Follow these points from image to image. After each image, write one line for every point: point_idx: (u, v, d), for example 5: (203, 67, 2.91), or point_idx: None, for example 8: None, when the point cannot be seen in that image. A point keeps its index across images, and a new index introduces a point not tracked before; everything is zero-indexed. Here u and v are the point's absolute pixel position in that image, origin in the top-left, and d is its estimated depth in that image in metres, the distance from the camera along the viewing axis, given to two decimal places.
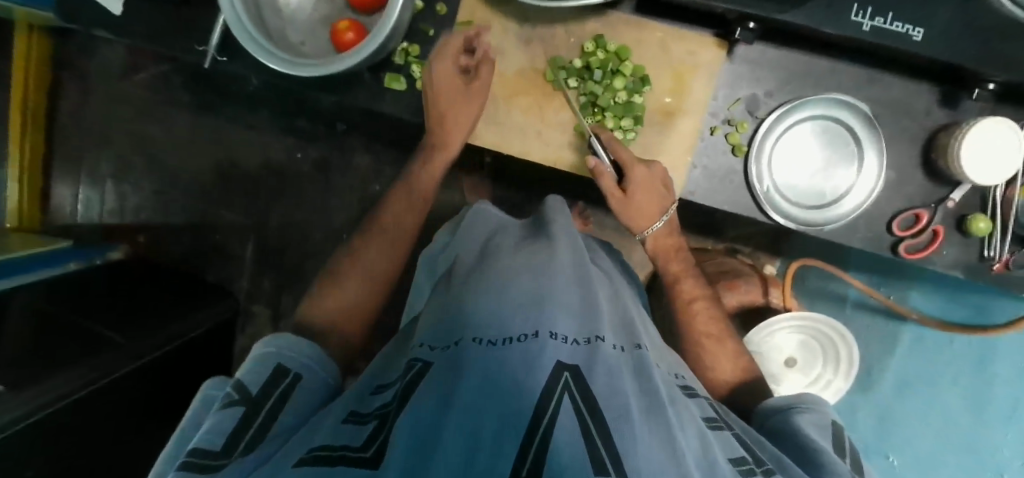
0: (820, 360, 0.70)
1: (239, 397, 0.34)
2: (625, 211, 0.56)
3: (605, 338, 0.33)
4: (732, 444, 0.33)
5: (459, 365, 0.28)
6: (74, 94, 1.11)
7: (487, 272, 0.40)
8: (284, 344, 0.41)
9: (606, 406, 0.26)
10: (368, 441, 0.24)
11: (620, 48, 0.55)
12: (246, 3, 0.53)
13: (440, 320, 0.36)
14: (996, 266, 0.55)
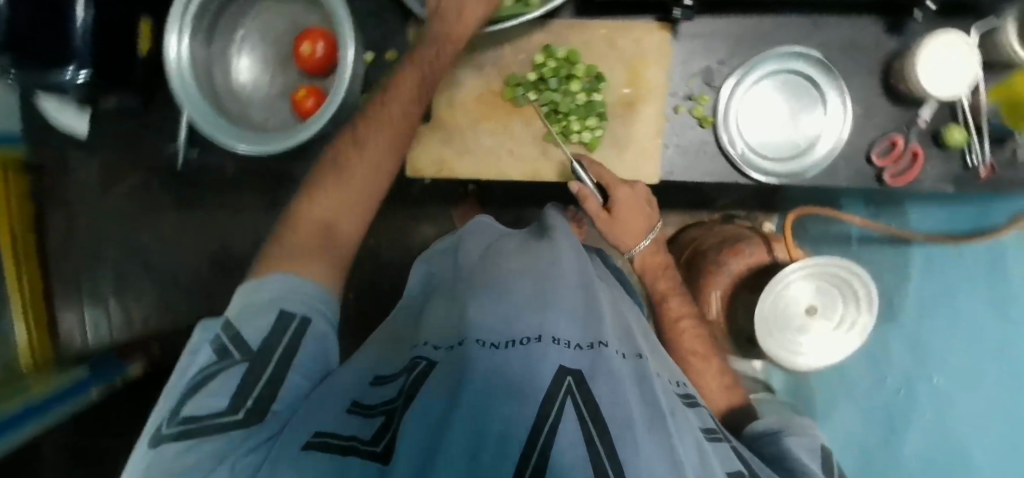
0: (840, 301, 0.69)
1: (241, 350, 0.32)
2: (612, 231, 0.54)
3: (609, 343, 0.32)
4: (728, 457, 0.32)
5: (464, 367, 0.29)
6: (60, 222, 1.13)
7: (487, 278, 0.42)
8: (295, 286, 0.37)
9: (610, 415, 0.25)
10: (377, 435, 0.28)
11: (570, 53, 0.56)
12: (206, 95, 0.55)
13: (446, 323, 0.38)
14: (982, 172, 0.55)
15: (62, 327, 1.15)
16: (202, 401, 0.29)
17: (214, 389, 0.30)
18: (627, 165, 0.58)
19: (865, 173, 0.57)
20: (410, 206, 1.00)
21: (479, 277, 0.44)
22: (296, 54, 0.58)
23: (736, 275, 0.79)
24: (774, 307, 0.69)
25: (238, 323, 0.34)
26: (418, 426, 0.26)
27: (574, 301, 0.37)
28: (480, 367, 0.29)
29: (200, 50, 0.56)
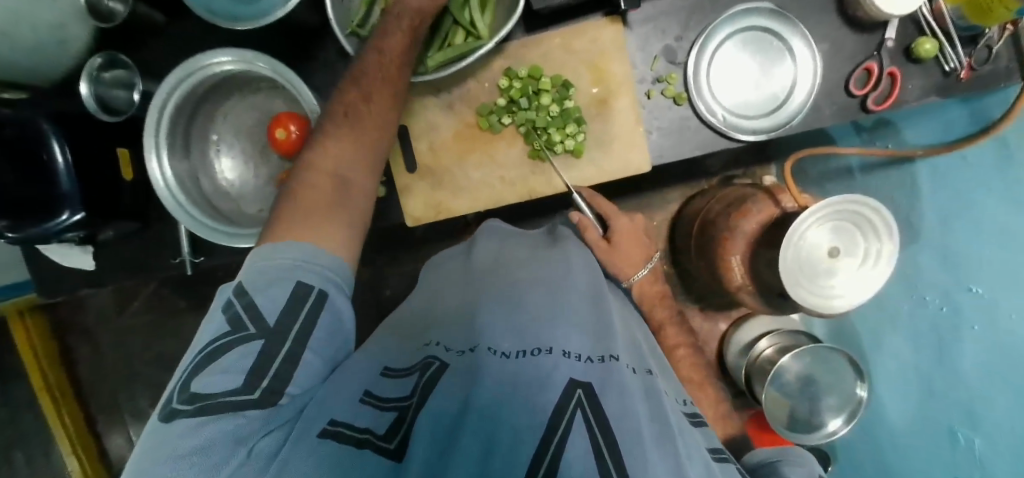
0: (860, 237, 0.69)
1: (257, 328, 0.35)
2: (610, 256, 0.58)
3: (620, 357, 0.38)
4: (735, 475, 0.34)
5: (477, 369, 0.35)
6: (86, 352, 1.18)
7: (497, 288, 0.48)
8: (307, 258, 0.39)
9: (618, 427, 0.29)
10: (390, 430, 0.31)
11: (531, 70, 0.57)
12: (198, 206, 0.57)
13: (460, 330, 0.43)
14: (963, 74, 0.55)
15: (110, 449, 1.20)
16: (223, 377, 0.33)
17: (235, 368, 0.33)
18: (616, 160, 0.58)
19: (849, 105, 0.57)
20: (414, 250, 1.00)
21: (481, 284, 0.50)
22: (273, 140, 0.58)
23: (750, 235, 0.78)
24: (799, 257, 0.67)
25: (257, 294, 0.36)
26: (429, 432, 0.30)
27: (583, 318, 0.43)
28: (493, 376, 0.34)
29: (182, 164, 0.58)
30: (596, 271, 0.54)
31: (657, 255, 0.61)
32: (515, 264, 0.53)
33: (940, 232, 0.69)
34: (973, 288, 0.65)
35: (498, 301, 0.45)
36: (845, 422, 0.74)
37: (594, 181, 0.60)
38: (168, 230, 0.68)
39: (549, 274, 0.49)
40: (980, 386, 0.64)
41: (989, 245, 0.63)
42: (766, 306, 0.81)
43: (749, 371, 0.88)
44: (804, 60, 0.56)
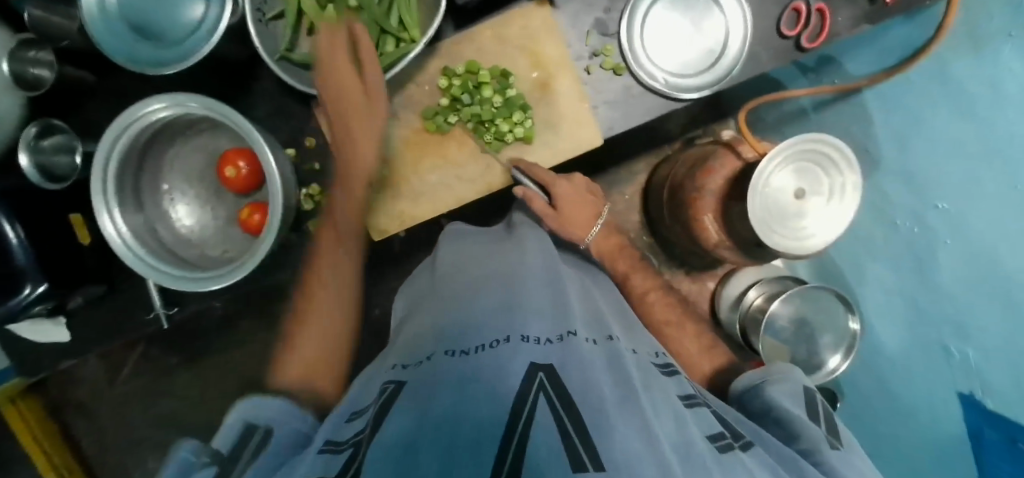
0: (821, 172, 0.70)
1: (212, 458, 0.34)
2: (565, 224, 0.59)
3: (577, 333, 0.43)
4: (710, 419, 0.34)
5: (433, 373, 0.37)
6: (86, 424, 1.17)
7: (457, 293, 0.51)
8: (264, 405, 0.39)
9: (579, 399, 0.32)
10: (338, 476, 0.28)
11: (468, 65, 0.57)
12: (159, 256, 0.56)
13: (424, 340, 0.45)
14: (889, 1, 0.56)
15: None
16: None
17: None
18: (567, 140, 0.58)
19: (784, 48, 0.58)
20: (393, 263, 1.00)
21: (438, 297, 0.53)
22: (223, 180, 0.58)
23: (717, 192, 0.79)
24: (767, 203, 0.68)
25: (209, 442, 0.36)
26: (380, 456, 0.28)
27: (542, 304, 0.47)
28: (454, 373, 0.36)
29: (137, 217, 0.57)
30: (553, 258, 0.57)
31: (605, 206, 0.64)
32: (473, 265, 0.57)
33: (899, 156, 0.71)
34: (939, 204, 0.65)
35: (458, 307, 0.48)
36: (845, 357, 0.76)
37: (551, 164, 0.60)
38: (135, 287, 0.67)
39: (505, 269, 0.53)
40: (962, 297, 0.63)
41: (947, 160, 0.62)
42: (749, 258, 0.82)
43: (743, 324, 0.88)
44: (733, 13, 0.57)
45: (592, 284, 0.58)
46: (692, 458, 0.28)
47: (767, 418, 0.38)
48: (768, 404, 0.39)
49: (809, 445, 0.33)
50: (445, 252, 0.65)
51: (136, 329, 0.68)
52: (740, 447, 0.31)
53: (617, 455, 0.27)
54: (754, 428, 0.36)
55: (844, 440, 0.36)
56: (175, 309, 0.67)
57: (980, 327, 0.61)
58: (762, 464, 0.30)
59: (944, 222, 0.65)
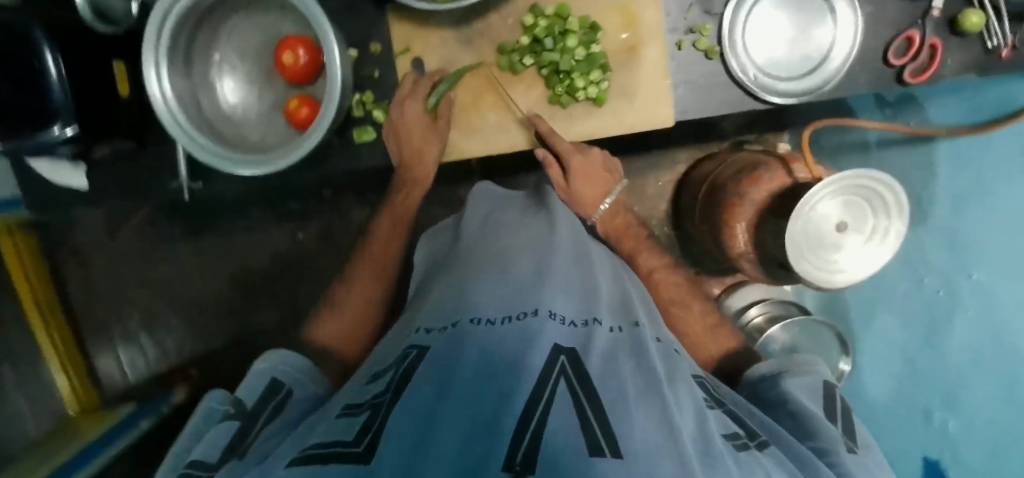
0: (869, 213, 0.67)
1: (236, 412, 0.42)
2: (570, 198, 0.61)
3: (602, 320, 0.43)
4: (728, 421, 0.36)
5: (460, 340, 0.38)
6: (78, 271, 1.22)
7: (482, 259, 0.52)
8: (281, 365, 0.48)
9: (602, 389, 0.33)
10: (359, 434, 0.31)
11: (559, 8, 0.55)
12: (198, 127, 0.54)
13: (444, 306, 0.47)
14: (1005, 53, 0.53)
15: (98, 367, 1.25)
16: (200, 450, 0.36)
17: (212, 441, 0.37)
18: (639, 113, 0.58)
19: (884, 75, 0.55)
20: None
21: (465, 261, 0.54)
22: (278, 65, 0.55)
23: (758, 204, 0.78)
24: (807, 229, 0.65)
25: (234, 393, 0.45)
26: (407, 420, 0.30)
27: (570, 284, 0.47)
28: (479, 344, 0.37)
29: (182, 81, 0.54)
30: (582, 233, 0.58)
31: (619, 183, 0.64)
32: (500, 231, 0.57)
33: (950, 218, 0.72)
34: (971, 274, 0.70)
35: (485, 274, 0.49)
36: None
37: (615, 132, 0.59)
38: (164, 152, 0.66)
39: (531, 242, 0.53)
40: (968, 365, 0.70)
41: (998, 232, 0.67)
42: (767, 277, 0.82)
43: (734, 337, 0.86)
44: (845, 22, 0.53)
45: (614, 266, 0.58)
46: (712, 457, 0.29)
47: (783, 408, 0.43)
48: (784, 395, 0.44)
49: (824, 442, 0.38)
50: (475, 211, 0.65)
51: (157, 193, 0.67)
52: (755, 447, 0.34)
53: (637, 446, 0.27)
54: (767, 422, 0.39)
55: (858, 444, 0.40)
56: (200, 184, 0.66)
57: (969, 396, 0.70)
58: (776, 463, 0.32)
59: (973, 293, 0.70)
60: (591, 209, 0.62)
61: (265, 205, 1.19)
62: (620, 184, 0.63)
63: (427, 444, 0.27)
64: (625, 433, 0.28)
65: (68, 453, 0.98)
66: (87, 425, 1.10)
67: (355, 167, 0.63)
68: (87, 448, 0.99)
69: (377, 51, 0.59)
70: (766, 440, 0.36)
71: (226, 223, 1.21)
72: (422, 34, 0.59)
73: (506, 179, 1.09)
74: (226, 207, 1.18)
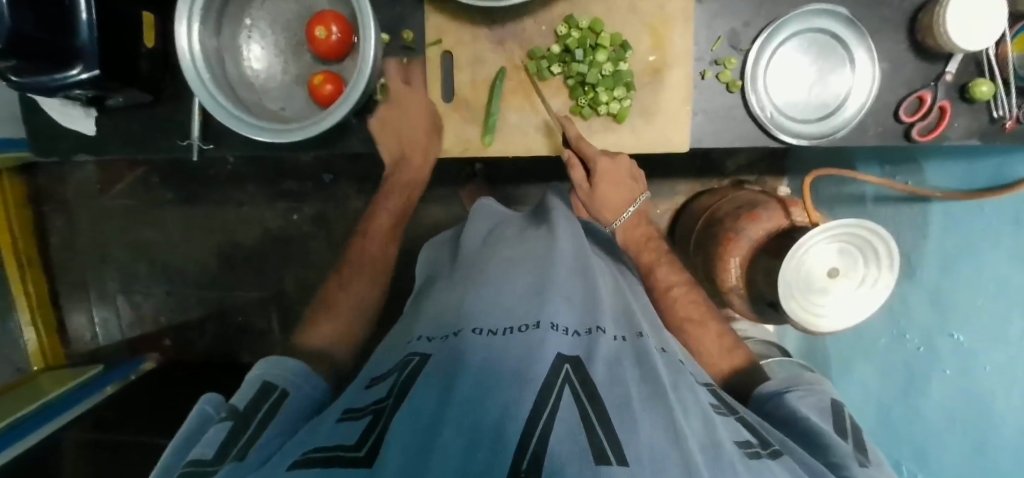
0: (860, 261, 0.68)
1: (229, 415, 0.41)
2: (592, 204, 0.63)
3: (605, 328, 0.44)
4: (739, 430, 0.38)
5: (461, 350, 0.40)
6: (62, 224, 1.23)
7: (488, 267, 0.53)
8: (276, 368, 0.49)
9: (607, 396, 0.34)
10: (358, 441, 0.33)
11: (593, 23, 0.57)
12: (221, 88, 0.53)
13: (444, 323, 0.48)
14: (1009, 124, 0.55)
15: (70, 325, 1.26)
16: (196, 453, 0.36)
17: (208, 443, 0.37)
18: (658, 133, 0.59)
19: (894, 130, 0.58)
20: None
21: (471, 272, 0.55)
22: (310, 38, 0.56)
23: (755, 241, 0.79)
24: (799, 271, 0.67)
25: (228, 398, 0.44)
26: (409, 428, 0.32)
27: (572, 293, 0.48)
28: (478, 353, 0.38)
29: (210, 39, 0.54)
30: (580, 243, 0.58)
31: (645, 192, 0.63)
32: (502, 244, 0.58)
33: (937, 277, 0.71)
34: (954, 334, 0.69)
35: (488, 286, 0.49)
36: None
37: (631, 150, 0.61)
38: (179, 109, 0.65)
39: (531, 252, 0.54)
40: (943, 419, 0.71)
41: (985, 296, 0.64)
42: (755, 314, 0.83)
43: None
44: (864, 73, 0.55)
45: (617, 275, 0.58)
46: (719, 461, 0.30)
47: (793, 426, 0.45)
48: (793, 414, 0.46)
49: (837, 457, 0.39)
50: (474, 226, 0.66)
51: (166, 149, 0.66)
52: (767, 455, 0.36)
53: (642, 452, 0.28)
54: (780, 435, 0.41)
55: (868, 458, 0.42)
56: (211, 146, 0.65)
57: (939, 450, 0.72)
58: (786, 469, 0.35)
59: (955, 351, 0.69)
60: (612, 216, 0.63)
61: (260, 180, 1.17)
62: (646, 193, 0.63)
63: (431, 449, 0.28)
64: (630, 440, 0.29)
65: (29, 408, 0.95)
66: (51, 381, 1.09)
67: (371, 150, 0.63)
68: (50, 401, 0.98)
69: (409, 39, 0.60)
70: (781, 449, 0.38)
71: (219, 192, 1.19)
72: (456, 28, 0.60)
73: (508, 187, 1.10)
74: (223, 179, 1.18)
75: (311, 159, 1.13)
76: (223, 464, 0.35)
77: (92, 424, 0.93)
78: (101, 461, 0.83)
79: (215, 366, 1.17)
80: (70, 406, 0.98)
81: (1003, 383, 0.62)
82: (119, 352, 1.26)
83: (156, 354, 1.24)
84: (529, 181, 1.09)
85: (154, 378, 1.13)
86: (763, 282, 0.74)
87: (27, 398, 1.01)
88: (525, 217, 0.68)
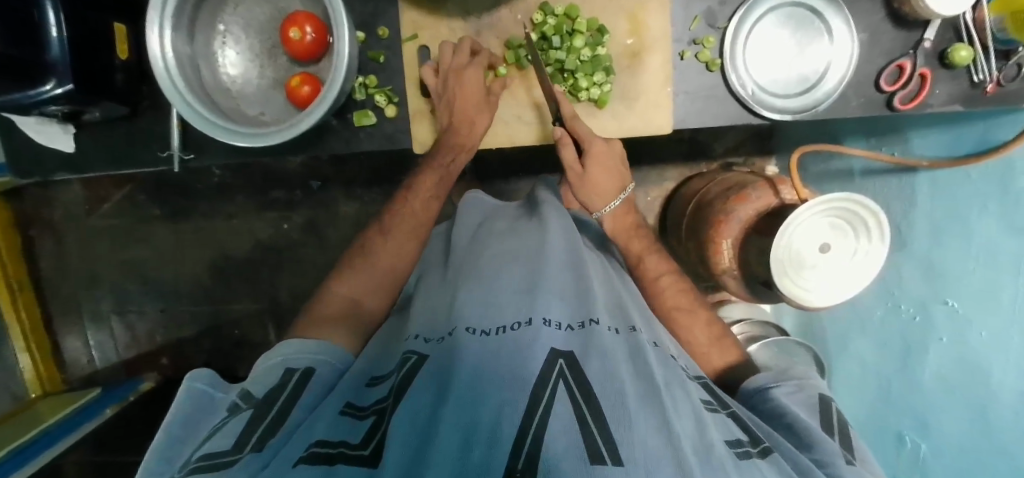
0: (851, 236, 0.68)
1: (248, 402, 0.41)
2: (583, 191, 0.60)
3: (600, 320, 0.43)
4: (731, 428, 0.38)
5: (456, 347, 0.39)
6: (50, 248, 1.21)
7: (479, 261, 0.53)
8: (296, 353, 0.48)
9: (602, 394, 0.33)
10: (363, 439, 0.33)
11: (568, 8, 0.56)
12: (197, 95, 0.53)
13: (436, 322, 0.48)
14: (989, 88, 0.55)
15: (66, 349, 1.25)
16: (215, 441, 0.35)
17: (227, 431, 0.37)
18: (639, 117, 0.59)
19: (875, 100, 0.58)
20: None
21: (463, 269, 0.54)
22: (284, 40, 0.55)
23: (745, 222, 0.79)
24: (791, 251, 0.66)
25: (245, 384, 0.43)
26: (407, 424, 0.32)
27: (565, 288, 0.48)
28: (473, 350, 0.38)
29: (183, 46, 0.53)
30: (574, 237, 0.58)
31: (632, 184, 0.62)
32: (493, 238, 0.58)
33: (929, 247, 0.71)
34: (949, 301, 0.68)
35: (481, 281, 0.48)
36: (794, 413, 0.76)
37: (613, 135, 0.61)
38: (158, 120, 0.64)
39: (524, 246, 0.54)
40: (941, 390, 0.72)
41: (974, 262, 0.64)
42: (749, 294, 0.83)
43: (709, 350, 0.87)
44: (842, 44, 0.55)
45: (608, 274, 0.58)
46: (711, 461, 0.30)
47: (779, 420, 0.45)
48: (780, 409, 0.46)
49: (822, 455, 0.40)
50: (466, 221, 0.66)
51: (146, 162, 0.65)
52: (757, 455, 0.35)
53: (637, 450, 0.28)
54: (769, 431, 0.42)
55: (854, 455, 0.42)
56: (192, 156, 0.65)
57: (941, 422, 0.73)
58: (775, 470, 0.34)
59: (948, 319, 0.69)
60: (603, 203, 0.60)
61: (248, 190, 1.16)
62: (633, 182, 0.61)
63: (429, 447, 0.28)
64: (626, 438, 0.29)
65: (15, 444, 0.91)
66: (49, 407, 1.08)
67: (353, 150, 0.62)
68: (50, 428, 0.97)
69: (384, 35, 0.60)
70: (770, 446, 0.38)
71: (207, 206, 1.18)
72: (432, 23, 0.60)
73: (497, 183, 1.10)
74: (210, 192, 1.17)
75: (298, 166, 1.13)
76: (242, 454, 0.34)
77: (89, 448, 0.91)
78: None
79: None
80: (70, 430, 0.97)
81: (994, 346, 0.62)
82: (117, 373, 1.25)
83: (154, 372, 1.24)
84: (518, 175, 1.10)
85: (154, 396, 1.12)
86: (755, 261, 0.74)
87: (24, 425, 0.99)
88: (520, 209, 0.69)
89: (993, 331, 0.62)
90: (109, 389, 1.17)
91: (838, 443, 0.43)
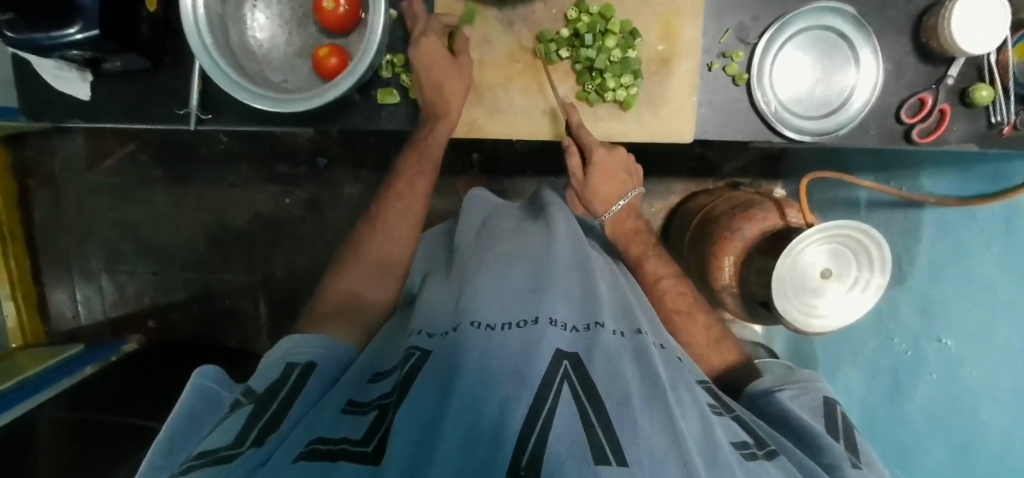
0: (853, 265, 0.68)
1: (249, 398, 0.41)
2: (584, 196, 0.62)
3: (605, 323, 0.43)
4: (735, 430, 0.39)
5: (460, 347, 0.39)
6: (45, 199, 1.19)
7: (484, 260, 0.53)
8: (293, 349, 0.48)
9: (606, 395, 0.33)
10: (365, 434, 0.33)
11: (603, 8, 0.56)
12: (224, 54, 0.52)
13: (440, 320, 0.47)
14: (1005, 130, 0.56)
15: (52, 302, 1.23)
16: (213, 438, 0.35)
17: (226, 428, 0.37)
18: (662, 123, 0.60)
19: (894, 131, 0.58)
20: None
21: (469, 267, 0.54)
22: (317, 9, 0.55)
23: (749, 241, 0.79)
24: (794, 270, 0.67)
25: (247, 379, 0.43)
26: (412, 423, 0.32)
27: (570, 288, 0.48)
28: (475, 351, 0.37)
29: (215, 3, 0.53)
30: (576, 238, 0.57)
31: (639, 188, 0.63)
32: (499, 236, 0.58)
33: (927, 282, 0.72)
34: (942, 339, 0.70)
35: (485, 280, 0.48)
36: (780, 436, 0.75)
37: (633, 138, 0.61)
38: (178, 77, 0.64)
39: (530, 247, 0.53)
40: (928, 423, 0.72)
41: (972, 302, 0.66)
42: (745, 313, 0.84)
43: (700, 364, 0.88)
44: (868, 73, 0.56)
45: (615, 276, 0.58)
46: (718, 464, 0.31)
47: (785, 425, 0.46)
48: (785, 413, 0.47)
49: (831, 459, 0.40)
50: (466, 222, 0.65)
51: (160, 118, 0.65)
52: (762, 457, 0.36)
53: (641, 453, 0.28)
54: (774, 434, 0.42)
55: (860, 458, 0.43)
56: (209, 117, 0.64)
57: (924, 455, 0.74)
58: (780, 470, 0.35)
59: (941, 357, 0.70)
60: (603, 208, 0.62)
61: (253, 161, 1.15)
62: (639, 188, 0.63)
63: (433, 444, 0.28)
64: (629, 439, 0.29)
65: None
66: (28, 358, 1.06)
67: (374, 128, 0.62)
68: (25, 381, 0.95)
69: None
70: (776, 449, 0.39)
71: (211, 172, 1.17)
72: (465, 7, 0.60)
73: (504, 179, 1.10)
74: (215, 159, 1.16)
75: (307, 142, 1.12)
76: (243, 449, 0.34)
77: (67, 401, 0.90)
78: (77, 436, 0.80)
79: (200, 347, 1.15)
80: (45, 385, 0.94)
81: (987, 384, 0.64)
82: (100, 332, 1.23)
83: (139, 335, 1.22)
84: (525, 174, 1.10)
85: (138, 357, 1.10)
86: (755, 280, 0.74)
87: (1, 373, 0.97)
88: (522, 209, 0.69)
89: (984, 368, 0.65)
90: (91, 347, 1.15)
91: (843, 446, 0.44)
